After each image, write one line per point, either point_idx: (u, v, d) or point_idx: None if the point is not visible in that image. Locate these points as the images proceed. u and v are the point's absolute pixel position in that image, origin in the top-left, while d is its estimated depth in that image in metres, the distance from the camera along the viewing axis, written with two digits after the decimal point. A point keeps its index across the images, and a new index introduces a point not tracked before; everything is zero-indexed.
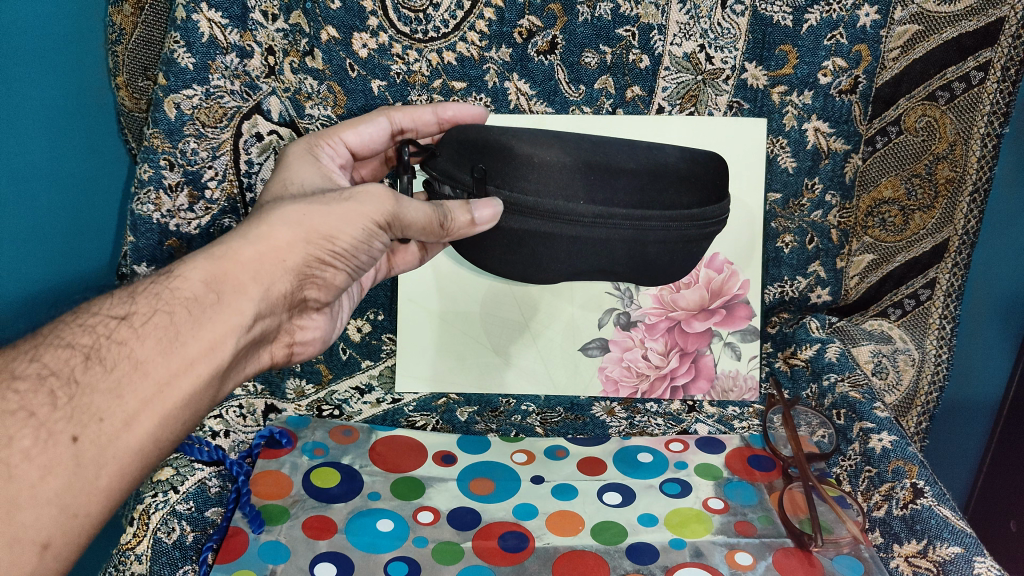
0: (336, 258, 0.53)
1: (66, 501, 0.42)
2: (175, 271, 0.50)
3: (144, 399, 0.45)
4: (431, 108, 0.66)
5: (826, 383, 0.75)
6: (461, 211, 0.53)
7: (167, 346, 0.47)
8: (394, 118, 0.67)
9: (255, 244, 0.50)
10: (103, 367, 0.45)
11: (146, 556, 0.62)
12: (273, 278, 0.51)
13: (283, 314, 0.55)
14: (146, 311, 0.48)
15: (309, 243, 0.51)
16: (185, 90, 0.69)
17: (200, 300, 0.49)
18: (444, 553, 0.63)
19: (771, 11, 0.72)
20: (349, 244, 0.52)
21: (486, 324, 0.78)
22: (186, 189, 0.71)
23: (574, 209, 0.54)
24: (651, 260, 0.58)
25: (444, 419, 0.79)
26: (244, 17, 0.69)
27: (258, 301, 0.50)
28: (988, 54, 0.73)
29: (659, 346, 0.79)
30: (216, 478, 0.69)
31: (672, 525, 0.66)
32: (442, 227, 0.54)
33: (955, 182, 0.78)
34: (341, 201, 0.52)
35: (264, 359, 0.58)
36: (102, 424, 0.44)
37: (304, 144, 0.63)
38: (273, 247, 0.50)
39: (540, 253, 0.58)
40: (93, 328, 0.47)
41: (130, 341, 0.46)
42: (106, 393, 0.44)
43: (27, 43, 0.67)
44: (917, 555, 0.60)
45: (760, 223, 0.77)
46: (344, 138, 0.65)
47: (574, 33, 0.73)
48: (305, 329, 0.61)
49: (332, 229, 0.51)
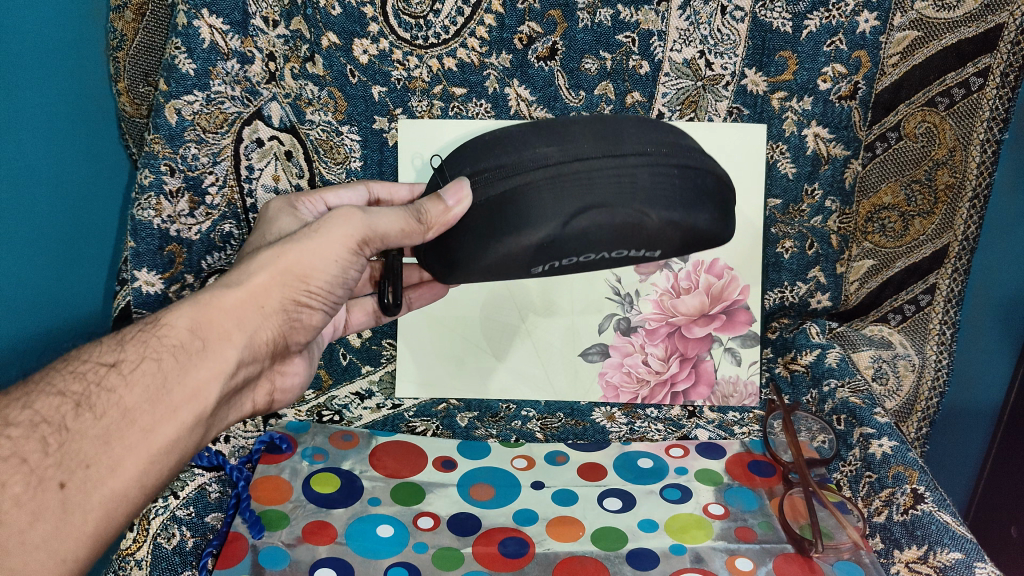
0: (312, 299, 0.54)
1: (53, 545, 0.42)
2: (161, 318, 0.50)
3: (131, 446, 0.45)
4: (409, 184, 0.68)
5: (826, 389, 0.75)
6: (433, 203, 0.52)
7: (154, 395, 0.47)
8: (372, 188, 0.68)
9: (236, 291, 0.51)
10: (93, 415, 0.45)
11: (146, 561, 0.62)
12: (257, 325, 0.52)
13: (266, 360, 0.56)
14: (134, 358, 0.47)
15: (285, 283, 0.53)
16: (186, 95, 0.69)
17: (186, 347, 0.49)
18: (444, 559, 0.63)
19: (770, 17, 0.72)
20: (324, 283, 0.54)
21: (486, 328, 0.78)
22: (186, 195, 0.71)
23: (539, 153, 0.50)
24: (647, 196, 0.50)
25: (444, 424, 0.79)
26: (245, 23, 0.69)
27: (242, 348, 0.51)
28: (988, 60, 0.73)
29: (659, 351, 0.79)
30: (216, 483, 0.69)
31: (672, 531, 0.66)
32: (419, 223, 0.52)
33: (955, 188, 0.78)
34: (309, 235, 0.53)
35: (247, 407, 0.59)
36: (88, 470, 0.44)
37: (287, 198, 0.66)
38: (252, 292, 0.51)
39: (519, 222, 0.50)
40: (83, 375, 0.47)
41: (119, 388, 0.46)
42: (95, 440, 0.44)
43: (26, 49, 0.67)
44: (918, 560, 0.60)
45: (759, 228, 0.78)
46: (323, 199, 0.66)
47: (574, 39, 0.73)
48: (286, 376, 0.63)
49: (308, 269, 0.53)
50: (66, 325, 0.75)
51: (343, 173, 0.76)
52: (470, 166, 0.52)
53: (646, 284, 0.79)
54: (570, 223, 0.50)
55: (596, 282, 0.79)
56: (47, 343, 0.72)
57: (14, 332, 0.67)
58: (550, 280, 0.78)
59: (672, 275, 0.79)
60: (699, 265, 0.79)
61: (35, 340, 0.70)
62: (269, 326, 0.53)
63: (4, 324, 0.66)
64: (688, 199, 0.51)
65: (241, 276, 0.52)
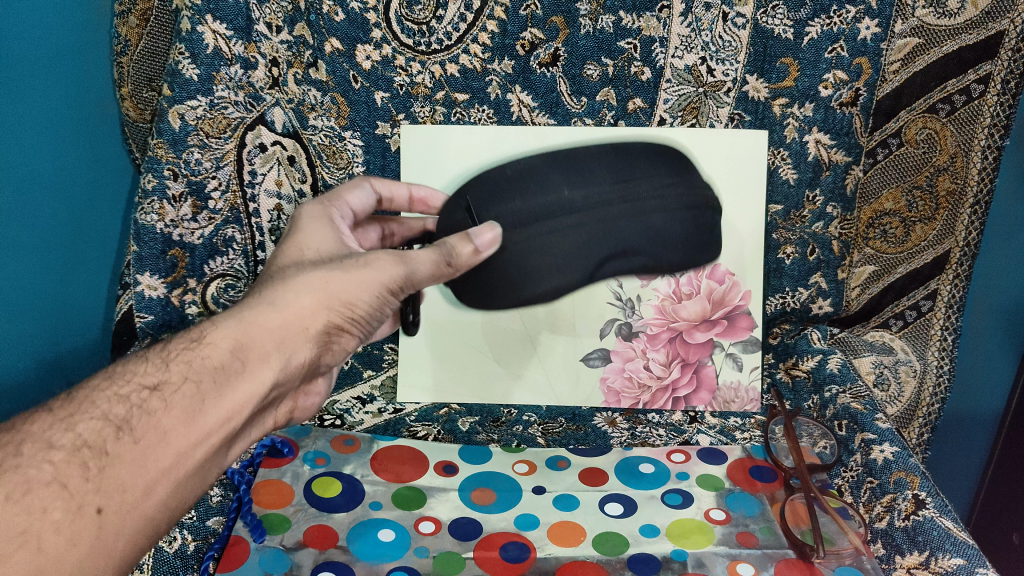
0: (353, 323, 0.56)
1: (86, 567, 0.43)
2: (204, 337, 0.52)
3: (163, 469, 0.46)
4: (408, 186, 0.72)
5: (827, 395, 0.76)
6: (463, 244, 0.59)
7: (190, 417, 0.48)
8: (375, 185, 0.71)
9: (282, 313, 0.53)
10: (133, 438, 0.46)
11: (148, 565, 0.62)
12: (295, 348, 0.53)
13: (298, 380, 0.56)
14: (176, 380, 0.49)
15: (330, 308, 0.54)
16: (190, 100, 0.70)
17: (226, 368, 0.50)
18: (445, 563, 0.63)
19: (771, 24, 0.73)
20: (366, 310, 0.56)
21: (486, 334, 0.77)
22: (189, 200, 0.73)
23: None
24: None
25: (446, 429, 0.80)
26: (249, 29, 0.70)
27: (277, 370, 0.53)
28: (988, 66, 0.73)
29: (661, 357, 0.79)
30: (217, 487, 0.68)
31: (672, 536, 0.66)
32: (449, 262, 0.58)
33: (956, 195, 0.78)
34: (359, 266, 0.55)
35: (270, 424, 0.59)
36: (124, 495, 0.45)
37: (316, 202, 0.66)
38: (297, 316, 0.53)
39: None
40: (126, 397, 0.48)
41: (158, 411, 0.47)
42: (131, 464, 0.45)
43: (33, 58, 0.67)
44: (919, 566, 0.60)
45: (760, 235, 0.77)
46: (345, 202, 0.68)
47: (577, 46, 0.73)
48: (309, 395, 0.64)
49: (352, 295, 0.54)
50: (68, 329, 0.75)
51: (346, 178, 0.76)
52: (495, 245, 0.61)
53: (648, 290, 0.77)
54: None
55: (597, 288, 0.76)
56: (52, 344, 0.73)
57: (17, 335, 0.67)
58: None
59: (673, 280, 0.78)
60: (699, 270, 0.78)
61: (40, 344, 0.71)
62: (305, 349, 0.54)
63: (5, 329, 0.66)
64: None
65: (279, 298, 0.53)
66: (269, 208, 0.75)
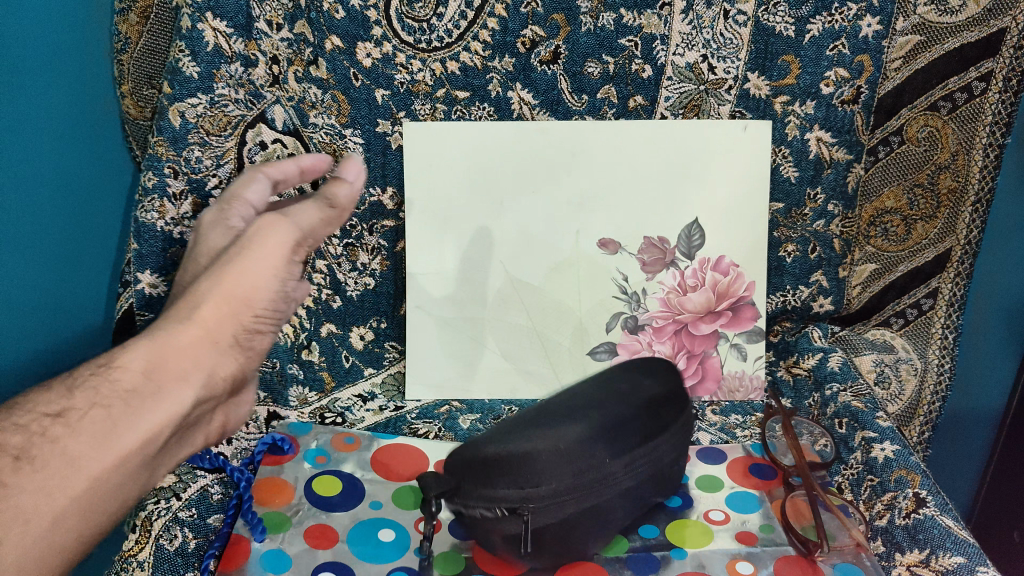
0: (261, 321, 0.57)
1: None
2: (115, 359, 0.51)
3: (75, 495, 0.46)
4: (296, 161, 0.67)
5: (828, 393, 0.76)
6: (338, 187, 0.59)
7: (102, 441, 0.47)
8: (267, 174, 0.66)
9: (189, 329, 0.53)
10: (33, 468, 0.45)
11: (148, 562, 0.61)
12: (211, 362, 0.54)
13: (222, 395, 0.57)
14: (83, 406, 0.48)
15: (234, 309, 0.55)
16: (191, 98, 0.69)
17: (139, 391, 0.50)
18: (443, 561, 0.62)
19: (772, 21, 0.73)
20: (267, 301, 0.56)
21: (495, 329, 0.78)
22: (190, 198, 0.72)
23: (545, 504, 0.56)
24: (635, 400, 0.61)
25: (446, 426, 0.77)
26: (249, 26, 0.69)
27: (198, 388, 0.53)
28: (989, 64, 0.73)
29: (666, 349, 0.79)
30: (218, 486, 0.69)
31: (672, 535, 0.65)
32: (333, 208, 0.59)
33: (957, 192, 0.77)
34: (240, 249, 0.55)
35: (201, 440, 0.59)
36: (30, 524, 0.44)
37: (215, 210, 0.65)
38: (203, 326, 0.54)
39: (567, 485, 0.56)
40: (25, 427, 0.46)
41: (64, 438, 0.47)
42: (34, 492, 0.44)
43: (30, 54, 0.67)
44: (920, 564, 0.60)
45: (763, 227, 0.78)
46: (246, 201, 0.65)
47: (578, 43, 0.73)
48: (240, 406, 0.64)
49: (250, 291, 0.55)
50: (66, 326, 0.75)
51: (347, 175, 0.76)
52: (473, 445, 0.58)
53: (653, 283, 0.79)
54: (594, 415, 0.59)
55: (603, 279, 0.78)
56: (50, 340, 0.72)
57: (15, 332, 0.67)
58: (557, 275, 0.78)
59: (678, 273, 0.79)
60: (705, 262, 0.79)
61: (40, 339, 0.71)
62: (226, 360, 0.55)
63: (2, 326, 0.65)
64: (658, 430, 0.62)
65: (189, 309, 0.54)
66: None
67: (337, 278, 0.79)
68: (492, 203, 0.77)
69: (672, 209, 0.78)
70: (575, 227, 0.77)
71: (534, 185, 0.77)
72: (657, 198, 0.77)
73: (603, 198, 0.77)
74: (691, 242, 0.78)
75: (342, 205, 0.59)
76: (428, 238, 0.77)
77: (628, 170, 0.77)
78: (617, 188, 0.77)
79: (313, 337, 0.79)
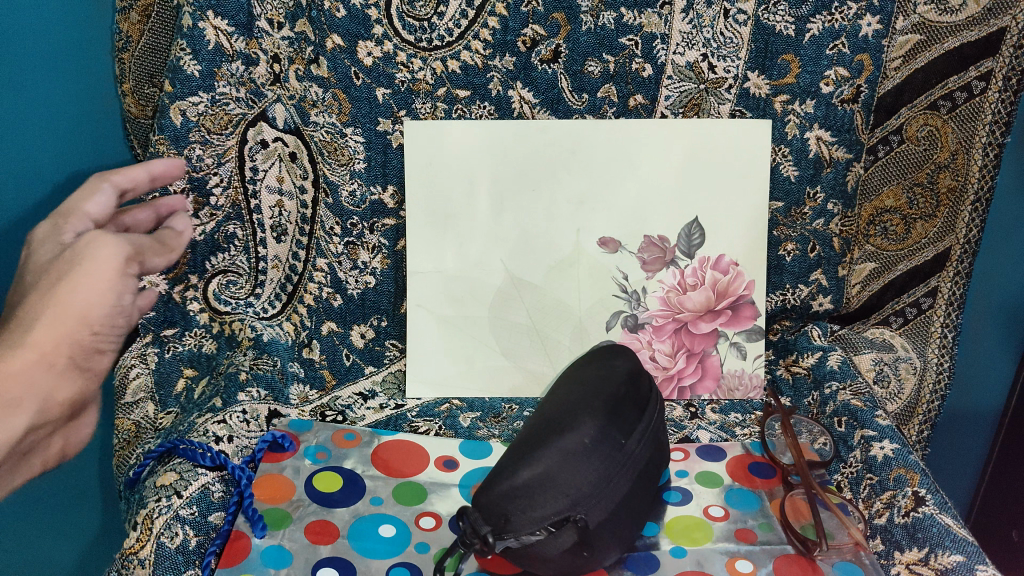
0: (100, 338, 0.56)
1: None
2: None
3: None
4: (146, 166, 0.65)
5: (827, 391, 0.76)
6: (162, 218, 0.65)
7: None
8: (114, 182, 0.63)
9: (22, 354, 0.51)
10: None
11: (149, 560, 0.59)
12: (45, 388, 0.53)
13: (55, 422, 0.57)
14: None
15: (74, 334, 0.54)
16: (191, 96, 0.70)
17: None
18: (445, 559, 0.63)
19: (772, 21, 0.73)
20: (105, 315, 0.56)
21: (495, 327, 0.79)
22: (191, 196, 0.73)
23: (593, 503, 0.57)
24: (617, 377, 0.63)
25: (446, 424, 0.78)
26: (249, 25, 0.70)
27: (30, 415, 0.52)
28: (989, 63, 0.73)
29: (665, 347, 0.80)
30: (219, 483, 0.66)
31: (672, 534, 0.66)
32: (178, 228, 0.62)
33: (957, 192, 0.77)
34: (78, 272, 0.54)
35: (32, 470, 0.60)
36: None
37: (46, 224, 0.59)
38: (40, 353, 0.52)
39: (604, 478, 0.57)
40: None
41: None
42: None
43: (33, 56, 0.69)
44: (919, 562, 0.60)
45: (763, 227, 0.78)
46: (84, 214, 0.60)
47: (578, 42, 0.73)
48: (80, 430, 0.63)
49: (86, 309, 0.54)
50: None
51: (347, 174, 0.76)
52: (499, 480, 0.56)
53: (653, 282, 0.79)
54: (588, 402, 0.60)
55: (603, 278, 0.78)
56: None
57: None
58: (557, 274, 0.78)
59: (678, 271, 0.79)
60: (704, 261, 0.79)
61: None
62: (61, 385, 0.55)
63: None
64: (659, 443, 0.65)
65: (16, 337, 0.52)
66: (270, 204, 0.76)
67: (338, 277, 0.80)
68: (493, 201, 0.77)
69: (673, 207, 0.78)
70: (576, 226, 0.78)
71: (535, 184, 0.77)
72: (658, 197, 0.77)
73: (603, 197, 0.77)
74: (691, 240, 0.78)
75: (173, 245, 0.66)
76: (428, 236, 0.77)
77: (629, 169, 0.77)
78: (617, 186, 0.77)
79: (313, 335, 0.80)
